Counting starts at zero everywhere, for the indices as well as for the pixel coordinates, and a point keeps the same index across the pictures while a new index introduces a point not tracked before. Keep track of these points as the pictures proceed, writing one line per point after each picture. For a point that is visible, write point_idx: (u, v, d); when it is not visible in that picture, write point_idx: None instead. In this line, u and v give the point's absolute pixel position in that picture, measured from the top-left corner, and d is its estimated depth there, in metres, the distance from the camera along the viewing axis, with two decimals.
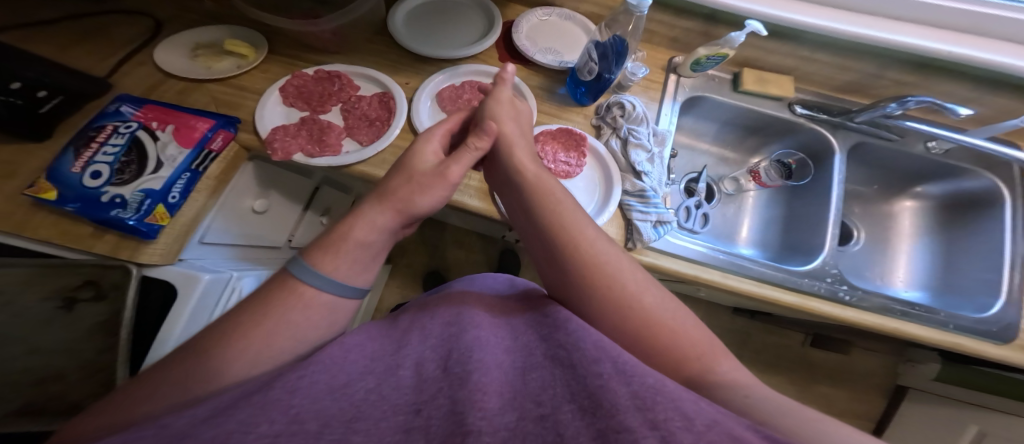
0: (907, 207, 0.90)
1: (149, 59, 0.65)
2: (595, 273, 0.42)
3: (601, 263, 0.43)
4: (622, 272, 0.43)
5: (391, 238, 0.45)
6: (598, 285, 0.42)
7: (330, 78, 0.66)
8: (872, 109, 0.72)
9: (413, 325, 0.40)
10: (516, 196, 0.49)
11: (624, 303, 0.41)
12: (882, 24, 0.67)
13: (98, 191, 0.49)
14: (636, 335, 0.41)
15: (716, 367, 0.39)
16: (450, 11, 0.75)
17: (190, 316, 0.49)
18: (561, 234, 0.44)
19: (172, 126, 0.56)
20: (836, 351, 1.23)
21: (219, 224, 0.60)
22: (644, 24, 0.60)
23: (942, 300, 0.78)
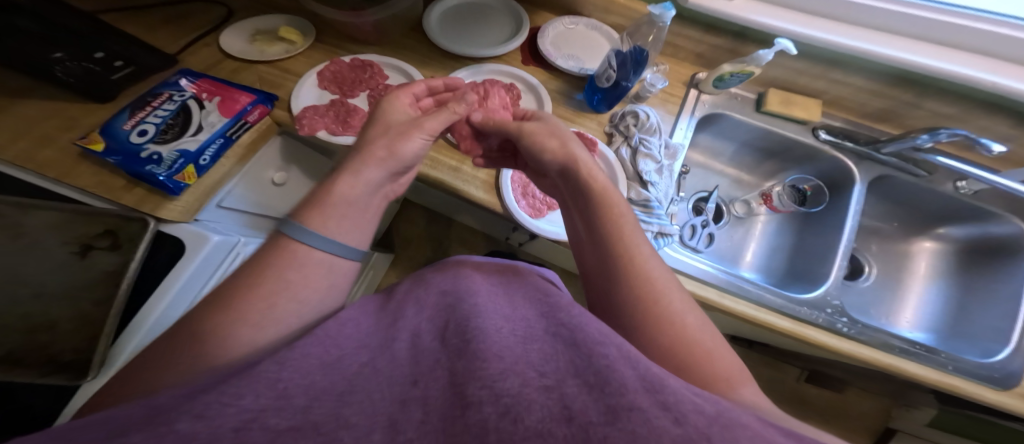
0: (926, 248, 0.86)
1: (215, 42, 0.70)
2: (642, 287, 0.43)
3: (651, 277, 0.44)
4: (663, 284, 0.44)
5: (371, 197, 0.48)
6: (646, 298, 0.43)
7: (363, 67, 0.70)
8: (902, 139, 0.70)
9: (406, 301, 0.42)
10: (577, 200, 0.50)
11: (665, 322, 0.42)
12: (919, 47, 0.65)
13: (139, 148, 0.55)
14: (665, 348, 0.41)
15: (717, 376, 0.39)
16: (483, 14, 0.78)
17: (191, 274, 0.53)
18: (615, 242, 0.45)
19: (219, 98, 0.61)
20: (833, 390, 1.18)
21: (240, 190, 0.66)
22: (664, 36, 0.62)
23: (947, 343, 0.74)
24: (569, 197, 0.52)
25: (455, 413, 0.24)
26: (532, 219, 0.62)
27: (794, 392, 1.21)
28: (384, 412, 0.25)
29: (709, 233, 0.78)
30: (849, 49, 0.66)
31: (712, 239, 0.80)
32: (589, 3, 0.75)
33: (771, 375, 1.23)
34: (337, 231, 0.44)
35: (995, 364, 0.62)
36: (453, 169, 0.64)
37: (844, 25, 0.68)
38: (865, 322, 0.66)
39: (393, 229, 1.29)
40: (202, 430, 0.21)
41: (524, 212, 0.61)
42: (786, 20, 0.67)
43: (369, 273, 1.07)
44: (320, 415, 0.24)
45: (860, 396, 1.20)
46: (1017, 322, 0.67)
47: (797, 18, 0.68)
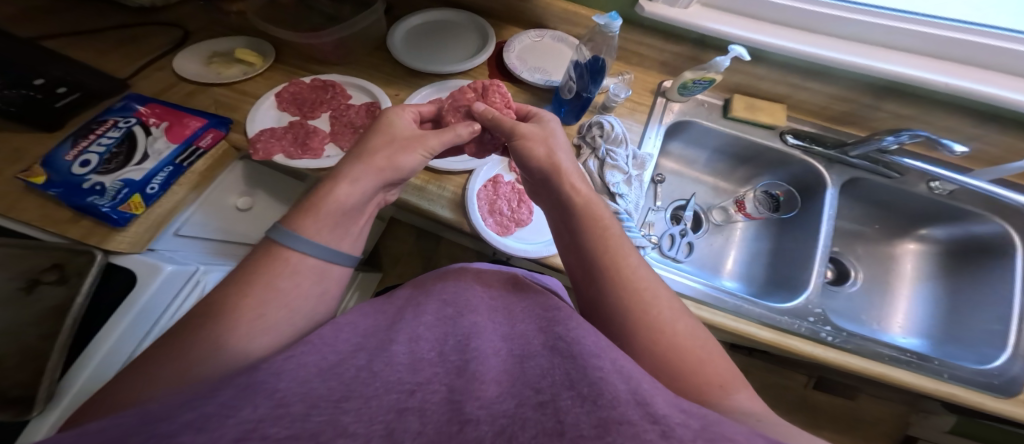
0: (910, 250, 0.86)
1: (170, 63, 0.68)
2: (631, 295, 0.41)
3: (639, 285, 0.41)
4: (654, 295, 0.41)
5: (365, 204, 0.45)
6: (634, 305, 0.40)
7: (324, 87, 0.69)
8: (867, 142, 0.70)
9: (407, 308, 0.39)
10: (559, 216, 0.49)
11: (653, 331, 0.39)
12: (877, 53, 0.66)
13: (82, 179, 0.53)
14: (653, 361, 0.38)
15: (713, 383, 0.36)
16: (447, 30, 0.78)
17: (143, 307, 0.50)
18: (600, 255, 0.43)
19: (167, 123, 0.60)
20: (842, 396, 1.16)
21: (198, 219, 0.63)
22: (616, 45, 0.60)
23: (942, 349, 0.73)
24: (553, 209, 0.50)
25: (451, 427, 0.22)
26: (499, 236, 0.60)
27: (803, 399, 1.19)
28: (383, 419, 0.23)
29: (688, 243, 0.76)
30: (808, 56, 0.66)
31: (692, 247, 0.78)
32: (552, 16, 0.75)
33: (774, 383, 1.20)
34: (325, 238, 0.41)
35: (993, 371, 0.61)
36: (417, 189, 0.62)
37: (802, 31, 0.67)
38: (850, 330, 0.65)
39: (379, 248, 1.26)
40: (204, 440, 0.19)
41: (490, 230, 0.60)
42: (747, 29, 0.67)
43: (358, 294, 1.03)
44: (317, 423, 0.22)
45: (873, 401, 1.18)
46: (1011, 324, 0.67)
47: (754, 26, 0.67)
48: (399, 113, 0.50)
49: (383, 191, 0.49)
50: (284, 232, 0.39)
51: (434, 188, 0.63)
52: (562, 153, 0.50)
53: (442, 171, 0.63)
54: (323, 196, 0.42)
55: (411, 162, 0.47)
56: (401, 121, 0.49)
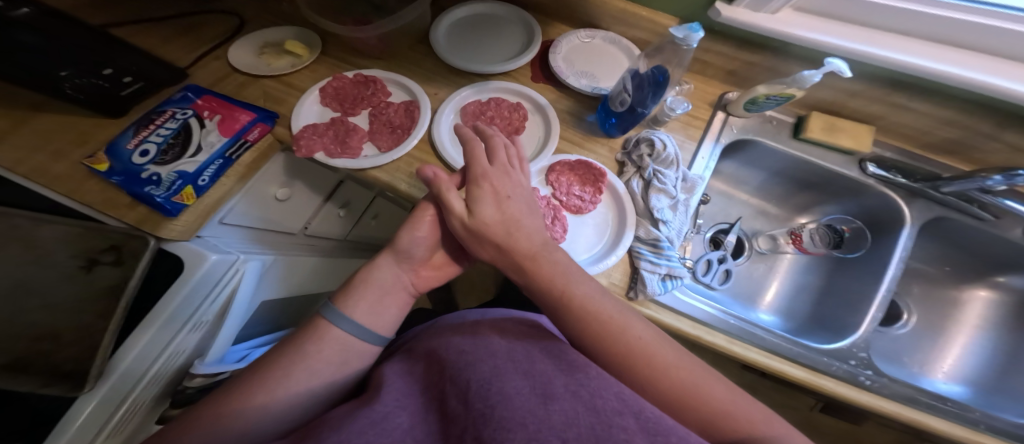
0: (980, 297, 0.75)
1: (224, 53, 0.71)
2: (629, 355, 0.42)
3: (638, 353, 0.42)
4: (708, 386, 0.41)
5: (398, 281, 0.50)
6: (635, 365, 0.42)
7: (366, 83, 0.68)
8: (969, 179, 0.61)
9: (432, 360, 0.45)
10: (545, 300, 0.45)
11: (660, 383, 0.41)
12: (1014, 71, 0.56)
13: (141, 168, 0.56)
14: (667, 401, 0.41)
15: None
16: (494, 25, 0.74)
17: (185, 295, 0.50)
18: (588, 325, 0.43)
19: (219, 116, 0.62)
20: (850, 422, 1.08)
21: (243, 206, 0.66)
22: (690, 55, 0.56)
23: (984, 399, 0.67)
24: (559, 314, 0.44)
25: None
26: None
27: (806, 421, 1.13)
28: None
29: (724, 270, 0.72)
30: (929, 74, 0.56)
31: (728, 275, 0.74)
32: (610, 15, 0.70)
33: (782, 404, 1.13)
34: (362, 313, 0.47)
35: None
36: None
37: (925, 42, 0.58)
38: (889, 374, 0.61)
39: None
40: None
41: None
42: (850, 37, 0.59)
43: None
44: None
45: (881, 430, 1.11)
46: None
47: (862, 35, 0.59)
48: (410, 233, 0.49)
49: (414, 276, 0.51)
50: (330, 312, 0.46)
51: None
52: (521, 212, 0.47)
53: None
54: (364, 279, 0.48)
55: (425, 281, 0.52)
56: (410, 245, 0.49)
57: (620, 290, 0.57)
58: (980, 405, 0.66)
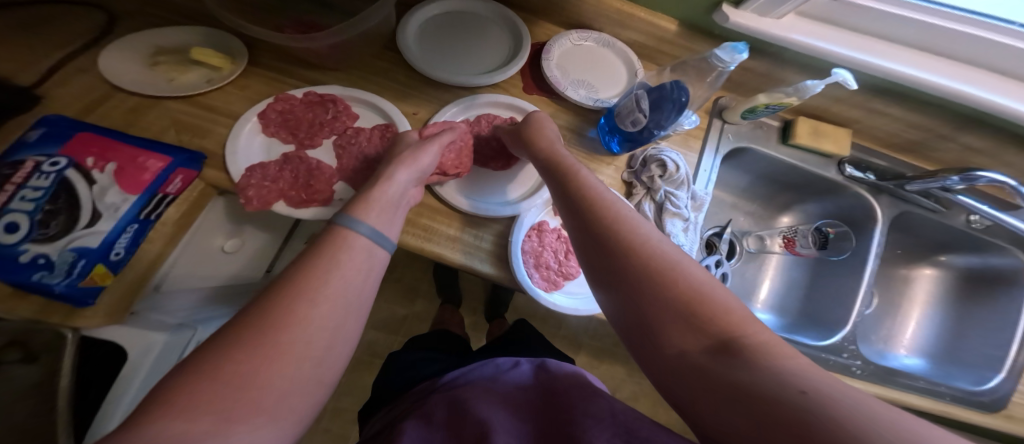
0: (927, 274, 0.84)
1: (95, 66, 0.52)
2: (635, 251, 0.36)
3: (639, 245, 0.37)
4: (714, 286, 0.34)
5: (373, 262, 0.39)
6: (645, 265, 0.35)
7: (323, 103, 0.55)
8: (929, 179, 0.66)
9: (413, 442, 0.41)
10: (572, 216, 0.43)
11: (670, 285, 0.34)
12: (979, 77, 0.59)
13: (11, 250, 0.37)
14: (681, 308, 0.33)
15: (783, 387, 0.26)
16: (471, 26, 0.63)
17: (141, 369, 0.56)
18: (602, 220, 0.40)
19: (114, 164, 0.44)
20: None
21: (186, 261, 0.53)
22: (728, 76, 0.53)
23: (941, 369, 0.77)
24: (561, 199, 0.45)
25: None
26: (546, 293, 0.55)
27: None
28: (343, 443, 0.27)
29: (722, 273, 0.71)
30: (913, 82, 0.58)
31: (725, 277, 0.72)
32: (602, 16, 0.62)
33: None
34: (378, 220, 0.42)
35: (984, 390, 0.68)
36: (452, 240, 0.54)
37: (906, 49, 0.59)
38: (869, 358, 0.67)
39: None
40: None
41: (538, 287, 0.54)
42: (847, 45, 0.58)
43: None
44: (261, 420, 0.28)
45: None
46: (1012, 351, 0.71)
47: (856, 41, 0.58)
48: (424, 150, 0.49)
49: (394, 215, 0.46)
50: (346, 218, 0.40)
51: (480, 241, 0.55)
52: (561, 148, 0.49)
53: (480, 216, 0.55)
54: (381, 190, 0.45)
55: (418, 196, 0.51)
56: (425, 159, 0.49)
57: None
58: (939, 375, 0.76)
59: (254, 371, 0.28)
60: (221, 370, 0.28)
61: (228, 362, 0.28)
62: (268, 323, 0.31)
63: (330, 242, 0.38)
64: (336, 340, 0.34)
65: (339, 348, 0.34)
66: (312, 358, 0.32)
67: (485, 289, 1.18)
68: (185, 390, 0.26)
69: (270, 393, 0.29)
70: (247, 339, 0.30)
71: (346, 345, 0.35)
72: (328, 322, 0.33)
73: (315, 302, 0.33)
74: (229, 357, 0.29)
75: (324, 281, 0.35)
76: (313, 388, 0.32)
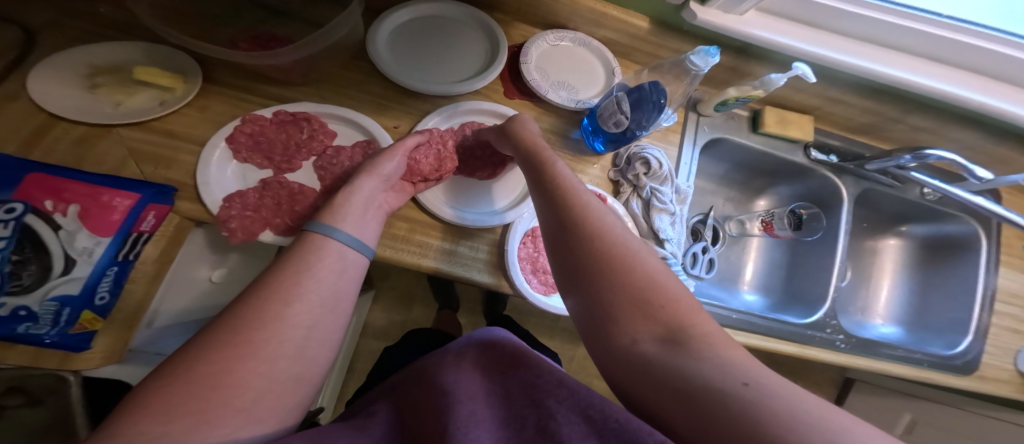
0: (891, 244, 0.89)
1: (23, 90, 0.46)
2: (601, 239, 0.37)
3: (605, 237, 0.37)
4: (669, 279, 0.35)
5: (343, 277, 0.38)
6: (607, 252, 0.36)
7: (296, 122, 0.52)
8: (887, 158, 0.69)
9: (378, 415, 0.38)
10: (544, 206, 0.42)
11: (632, 278, 0.34)
12: (927, 68, 0.62)
13: None
14: (639, 301, 0.34)
15: (727, 380, 0.27)
16: (443, 32, 0.62)
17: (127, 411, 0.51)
18: (572, 210, 0.39)
19: (78, 205, 0.40)
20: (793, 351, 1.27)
21: (174, 301, 0.54)
22: (701, 79, 0.55)
23: (915, 335, 0.83)
24: (535, 191, 0.44)
25: None
26: (545, 297, 0.55)
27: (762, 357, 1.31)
28: None
29: (709, 259, 0.73)
30: (870, 74, 0.61)
31: (712, 263, 0.75)
32: (575, 15, 0.62)
33: None
34: (349, 226, 0.41)
35: (956, 354, 0.73)
36: (447, 253, 0.53)
37: (862, 42, 0.62)
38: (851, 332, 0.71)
39: None
40: None
41: (536, 292, 0.54)
42: (808, 40, 0.60)
43: (356, 320, 0.99)
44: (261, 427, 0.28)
45: None
46: (974, 313, 0.76)
47: (817, 36, 0.60)
48: (388, 157, 0.48)
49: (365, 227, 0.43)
50: (321, 226, 0.40)
51: (475, 252, 0.54)
52: (537, 140, 0.48)
53: (472, 229, 0.54)
54: (348, 196, 0.43)
55: (398, 202, 0.49)
56: (391, 166, 0.48)
57: None
58: (915, 341, 0.82)
59: (227, 370, 0.28)
60: (198, 373, 0.27)
61: (203, 364, 0.28)
62: (240, 323, 0.31)
63: (300, 247, 0.38)
64: (314, 337, 0.33)
65: (317, 348, 0.34)
66: (289, 357, 0.31)
67: (481, 288, 1.17)
68: (166, 390, 0.26)
69: (247, 394, 0.28)
70: (221, 340, 0.30)
71: (327, 345, 0.35)
72: (303, 322, 0.33)
73: (288, 303, 0.33)
74: (205, 359, 0.28)
75: (296, 282, 0.34)
76: (292, 390, 0.31)
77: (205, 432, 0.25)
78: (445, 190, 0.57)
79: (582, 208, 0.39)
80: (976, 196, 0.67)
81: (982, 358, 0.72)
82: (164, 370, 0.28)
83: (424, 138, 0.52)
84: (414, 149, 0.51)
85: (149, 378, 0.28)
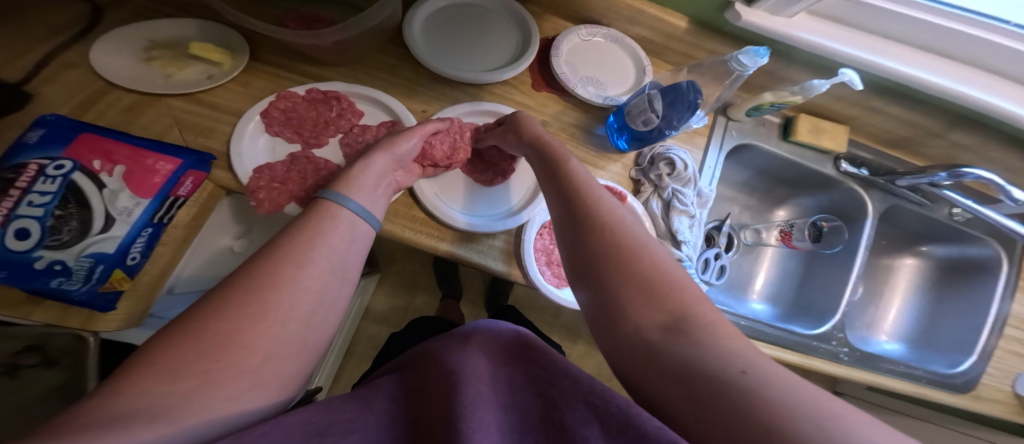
0: (908, 263, 0.88)
1: (85, 60, 0.48)
2: (610, 231, 0.38)
3: (614, 230, 0.38)
4: (676, 271, 0.36)
5: (351, 243, 0.38)
6: (616, 245, 0.37)
7: (328, 101, 0.53)
8: (921, 174, 0.68)
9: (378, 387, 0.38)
10: (557, 200, 0.43)
11: (640, 271, 0.35)
12: (977, 77, 0.61)
13: (26, 257, 0.37)
14: (647, 291, 0.34)
15: (726, 367, 0.27)
16: (477, 20, 0.62)
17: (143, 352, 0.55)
18: (583, 205, 0.41)
19: (123, 166, 0.42)
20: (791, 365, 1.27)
21: (193, 268, 0.54)
22: (743, 81, 0.55)
23: (918, 352, 0.83)
24: (549, 187, 0.45)
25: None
26: (557, 290, 0.56)
27: None
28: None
29: (721, 266, 0.73)
30: (915, 81, 0.60)
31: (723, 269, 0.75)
32: (612, 12, 0.62)
33: None
34: (362, 197, 0.42)
35: (955, 373, 0.73)
36: (467, 240, 0.54)
37: (911, 48, 0.61)
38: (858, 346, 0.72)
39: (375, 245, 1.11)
40: None
41: (549, 284, 0.55)
42: (854, 43, 0.59)
43: (359, 301, 1.01)
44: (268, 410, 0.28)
45: None
46: (982, 335, 0.75)
47: (864, 41, 0.60)
48: (404, 137, 0.48)
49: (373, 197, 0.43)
50: (334, 194, 0.40)
51: (493, 240, 0.55)
52: (552, 140, 0.48)
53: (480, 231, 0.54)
54: (361, 170, 0.44)
55: (409, 181, 0.50)
56: (406, 147, 0.48)
57: None
58: (916, 359, 0.81)
59: (239, 331, 0.29)
60: (206, 331, 0.28)
61: (213, 322, 0.28)
62: (251, 284, 0.31)
63: (316, 213, 0.38)
64: (324, 303, 0.34)
65: (326, 314, 0.34)
66: (298, 321, 0.32)
67: (486, 279, 1.19)
68: (178, 345, 0.27)
69: (255, 356, 0.29)
70: (233, 299, 0.30)
71: (335, 310, 0.35)
72: (314, 286, 0.33)
73: (301, 265, 0.33)
74: (215, 317, 0.29)
75: (310, 246, 0.35)
76: (295, 353, 0.31)
77: (210, 390, 0.26)
78: (459, 182, 0.58)
79: (592, 203, 0.41)
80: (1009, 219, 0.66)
81: (981, 379, 0.72)
82: (179, 323, 0.29)
83: (442, 124, 0.52)
84: (430, 133, 0.51)
85: (163, 329, 0.29)
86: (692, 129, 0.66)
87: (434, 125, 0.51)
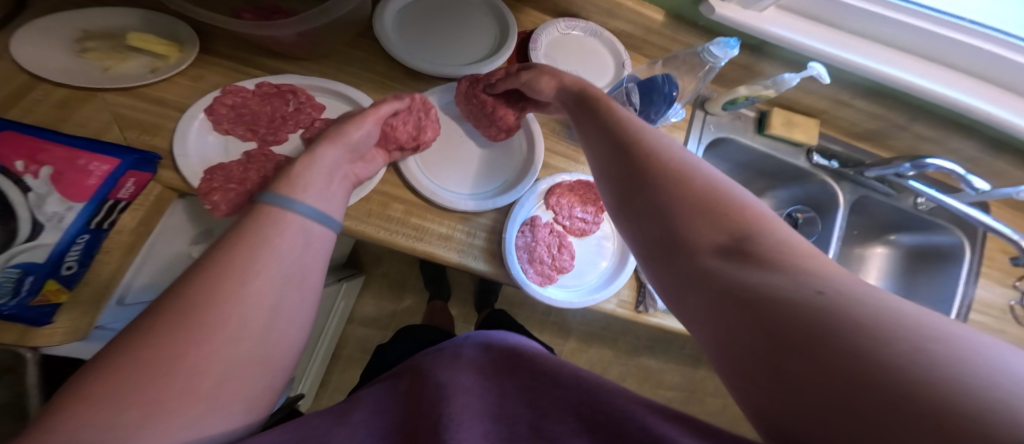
0: (878, 252, 0.91)
1: (7, 51, 0.43)
2: (661, 156, 0.35)
3: (664, 155, 0.35)
4: (739, 192, 0.32)
5: (308, 259, 0.35)
6: (668, 168, 0.33)
7: (281, 94, 0.50)
8: (886, 166, 0.69)
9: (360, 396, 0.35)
10: (597, 133, 0.40)
11: (696, 193, 0.31)
12: (938, 73, 0.63)
13: None
14: (705, 212, 0.30)
15: (798, 287, 0.24)
16: (450, 13, 0.60)
17: None
18: (627, 133, 0.37)
19: (51, 167, 0.37)
20: None
21: (146, 276, 0.50)
22: (717, 72, 0.54)
23: None
24: (584, 123, 0.42)
25: None
26: (540, 289, 0.54)
27: None
28: None
29: None
30: (881, 78, 0.61)
31: None
32: (589, 4, 0.60)
33: None
34: (313, 198, 0.38)
35: None
36: (445, 238, 0.52)
37: (876, 44, 0.62)
38: None
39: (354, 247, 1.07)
40: None
41: (532, 283, 0.53)
42: (825, 38, 0.60)
43: (343, 306, 0.97)
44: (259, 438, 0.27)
45: None
46: None
47: (833, 37, 0.61)
48: (357, 123, 0.44)
49: (326, 193, 0.40)
50: (277, 198, 0.35)
51: (475, 238, 0.53)
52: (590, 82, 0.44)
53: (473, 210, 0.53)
54: (306, 165, 0.39)
55: (367, 170, 0.47)
56: (359, 134, 0.44)
57: (629, 307, 0.57)
58: None
59: (183, 354, 0.26)
60: (147, 350, 0.25)
61: (152, 338, 0.26)
62: (190, 302, 0.28)
63: (253, 221, 0.34)
64: (281, 317, 0.31)
65: (284, 329, 0.31)
66: (253, 340, 0.29)
67: (471, 279, 1.16)
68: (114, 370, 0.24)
69: (208, 378, 0.26)
70: (167, 320, 0.27)
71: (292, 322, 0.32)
72: (265, 300, 0.30)
73: (247, 279, 0.30)
74: (153, 332, 0.26)
75: (253, 257, 0.31)
76: (259, 373, 0.29)
77: (152, 429, 0.23)
78: (444, 161, 0.56)
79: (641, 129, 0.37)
80: (968, 206, 0.68)
81: None
82: (96, 365, 0.25)
83: (399, 102, 0.48)
84: (385, 114, 0.46)
85: (84, 370, 0.25)
86: (671, 123, 0.66)
87: (389, 106, 0.46)
